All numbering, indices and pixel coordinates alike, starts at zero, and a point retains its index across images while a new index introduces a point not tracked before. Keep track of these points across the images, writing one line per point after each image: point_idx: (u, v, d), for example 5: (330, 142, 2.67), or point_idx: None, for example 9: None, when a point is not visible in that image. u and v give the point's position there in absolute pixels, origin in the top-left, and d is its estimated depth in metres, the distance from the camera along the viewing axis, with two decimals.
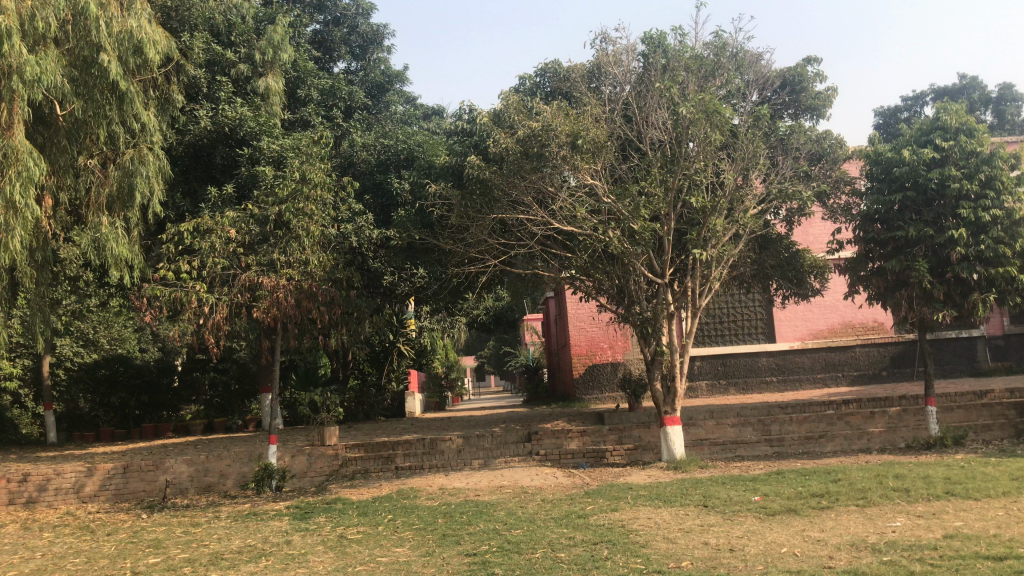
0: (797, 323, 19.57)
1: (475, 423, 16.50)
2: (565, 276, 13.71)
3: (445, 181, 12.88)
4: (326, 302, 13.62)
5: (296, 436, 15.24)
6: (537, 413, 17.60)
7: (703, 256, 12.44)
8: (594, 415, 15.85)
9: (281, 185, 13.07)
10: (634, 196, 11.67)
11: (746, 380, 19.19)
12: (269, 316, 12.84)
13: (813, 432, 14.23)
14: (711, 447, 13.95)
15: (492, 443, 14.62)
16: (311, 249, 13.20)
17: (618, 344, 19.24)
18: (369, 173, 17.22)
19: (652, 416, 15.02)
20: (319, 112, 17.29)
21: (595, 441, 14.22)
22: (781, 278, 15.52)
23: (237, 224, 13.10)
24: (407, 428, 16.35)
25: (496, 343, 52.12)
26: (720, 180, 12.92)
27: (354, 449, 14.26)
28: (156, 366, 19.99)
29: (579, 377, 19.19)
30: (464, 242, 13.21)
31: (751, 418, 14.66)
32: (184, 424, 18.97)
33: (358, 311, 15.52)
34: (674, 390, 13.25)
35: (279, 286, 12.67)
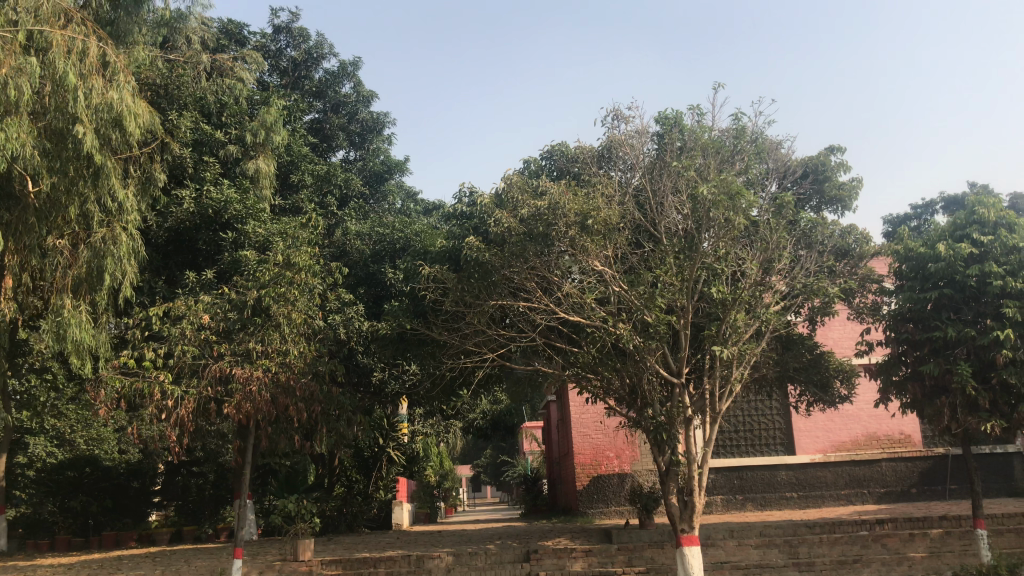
0: (817, 435, 18.13)
1: (468, 537, 14.93)
2: (571, 375, 12.53)
3: (441, 265, 11.84)
4: (307, 398, 12.32)
5: (268, 549, 13.64)
6: (536, 528, 16.01)
7: (725, 355, 11.26)
8: (600, 532, 14.30)
9: (263, 269, 12.02)
10: (652, 285, 10.62)
11: (764, 496, 17.69)
12: (241, 412, 11.49)
13: (847, 556, 12.68)
14: (733, 570, 12.39)
15: (486, 561, 13.02)
16: (292, 339, 12.01)
17: (626, 453, 17.75)
18: (363, 264, 16.25)
19: (665, 534, 13.46)
20: (313, 199, 16.44)
21: (602, 561, 12.81)
22: (805, 383, 14.35)
23: (212, 309, 11.94)
24: (392, 543, 14.75)
25: (493, 452, 50.22)
26: (741, 271, 11.87)
27: (331, 565, 12.66)
28: (125, 467, 18.50)
29: (582, 488, 17.67)
30: (459, 333, 12.05)
31: (777, 538, 13.14)
32: (150, 533, 17.23)
33: (344, 410, 14.21)
34: (692, 505, 11.81)
35: (252, 377, 11.30)
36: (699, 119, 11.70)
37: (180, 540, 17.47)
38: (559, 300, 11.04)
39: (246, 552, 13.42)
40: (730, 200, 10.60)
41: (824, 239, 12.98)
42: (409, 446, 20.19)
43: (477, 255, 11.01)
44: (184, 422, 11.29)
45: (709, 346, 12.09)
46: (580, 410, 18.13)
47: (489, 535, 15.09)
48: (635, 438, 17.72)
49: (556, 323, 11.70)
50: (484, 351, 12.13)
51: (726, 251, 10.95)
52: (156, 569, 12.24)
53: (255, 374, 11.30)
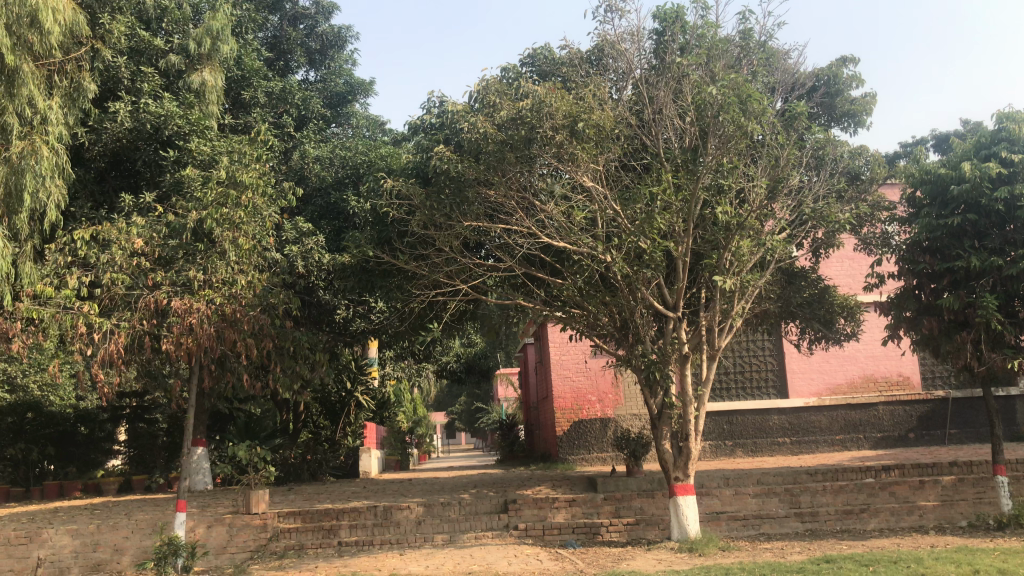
0: (813, 377, 17.21)
1: (440, 487, 13.78)
2: (552, 311, 11.24)
3: (406, 178, 10.47)
4: (256, 335, 10.95)
5: (221, 501, 12.40)
6: (513, 476, 14.90)
7: (728, 285, 10.05)
8: (584, 480, 13.16)
9: (204, 189, 10.57)
10: (648, 201, 9.40)
11: (755, 441, 16.72)
12: (180, 350, 10.12)
13: (852, 506, 11.67)
14: (730, 522, 11.35)
15: (459, 513, 11.88)
16: (239, 266, 10.65)
17: (609, 397, 16.71)
18: (323, 191, 14.82)
19: (655, 483, 12.37)
20: (266, 119, 14.84)
21: (587, 513, 11.60)
22: (807, 319, 13.21)
23: (146, 233, 10.46)
24: (358, 493, 13.57)
25: (467, 399, 49.32)
26: (745, 192, 10.62)
27: (289, 519, 11.51)
28: (69, 414, 17.06)
29: (563, 434, 16.57)
30: (428, 261, 10.72)
31: (776, 486, 12.11)
32: (96, 483, 15.90)
33: (303, 349, 12.89)
34: (687, 451, 10.74)
35: (192, 309, 9.92)
36: (702, 16, 10.28)
37: (130, 491, 16.15)
38: (543, 220, 9.76)
39: (195, 505, 12.15)
40: (740, 107, 9.40)
41: (836, 159, 11.68)
42: (376, 391, 18.93)
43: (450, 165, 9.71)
44: (112, 360, 9.86)
45: (709, 276, 10.89)
46: (561, 351, 16.98)
47: (463, 483, 13.99)
48: (619, 381, 16.61)
49: (537, 249, 10.43)
50: (457, 281, 10.85)
51: (734, 163, 9.69)
52: (91, 524, 10.93)
53: (196, 306, 9.90)
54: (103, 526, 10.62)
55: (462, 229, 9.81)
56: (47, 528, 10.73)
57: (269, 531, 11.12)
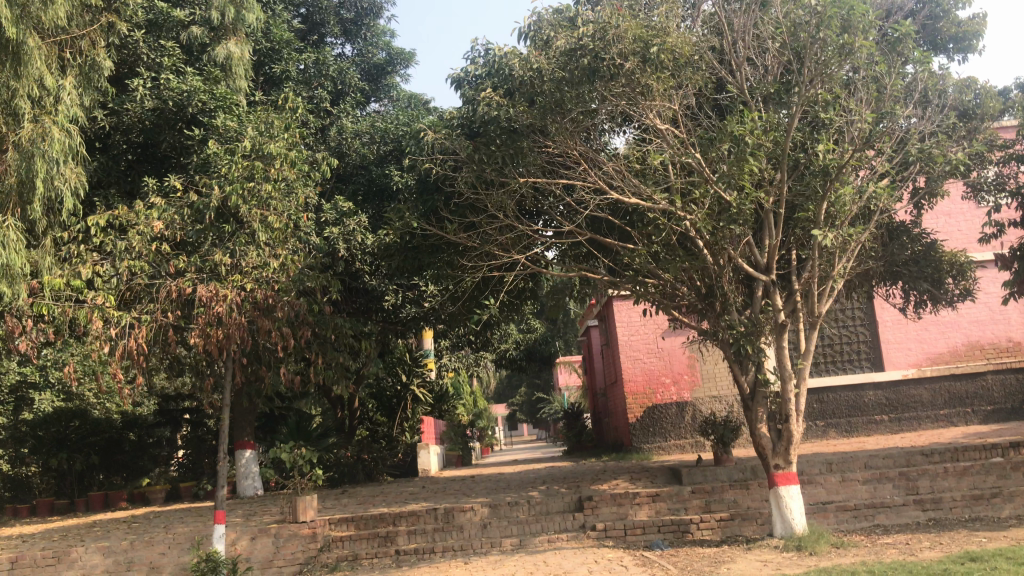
0: (910, 347, 15.49)
1: (505, 484, 12.53)
2: (623, 281, 9.96)
3: (451, 133, 9.29)
4: (293, 323, 9.85)
5: (268, 508, 11.34)
6: (585, 468, 13.59)
7: (831, 239, 8.58)
8: (666, 471, 11.78)
9: (228, 163, 9.49)
10: (731, 146, 8.18)
11: (849, 421, 15.16)
12: (209, 345, 9.02)
13: (981, 491, 10.11)
14: (840, 513, 9.85)
15: (528, 513, 10.61)
16: (271, 248, 9.56)
17: (685, 379, 15.28)
18: (365, 169, 13.68)
19: (749, 471, 10.89)
20: (300, 94, 13.73)
21: (673, 508, 10.39)
22: (913, 279, 11.62)
23: (167, 214, 9.41)
24: (417, 494, 12.42)
25: (528, 389, 48.17)
26: (844, 130, 9.11)
27: (342, 526, 10.41)
28: (116, 420, 16.26)
29: (635, 421, 15.24)
30: (481, 229, 9.58)
31: (889, 470, 10.61)
32: (143, 492, 15.06)
33: (349, 339, 11.76)
34: (787, 435, 9.34)
35: (219, 296, 8.83)
36: None
37: (179, 499, 15.28)
38: (611, 172, 8.52)
39: (240, 513, 11.12)
40: (840, 22, 7.92)
41: (946, 91, 10.07)
42: (432, 383, 17.74)
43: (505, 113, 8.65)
44: (134, 357, 8.84)
45: (803, 231, 9.43)
46: (629, 330, 15.60)
47: (532, 479, 12.75)
48: (696, 363, 15.27)
49: (603, 209, 9.16)
50: (512, 250, 9.64)
51: (834, 90, 8.23)
52: (126, 539, 9.97)
53: (223, 293, 8.81)
54: (138, 542, 9.65)
55: (519, 185, 8.65)
56: (78, 546, 9.78)
57: (318, 540, 10.02)
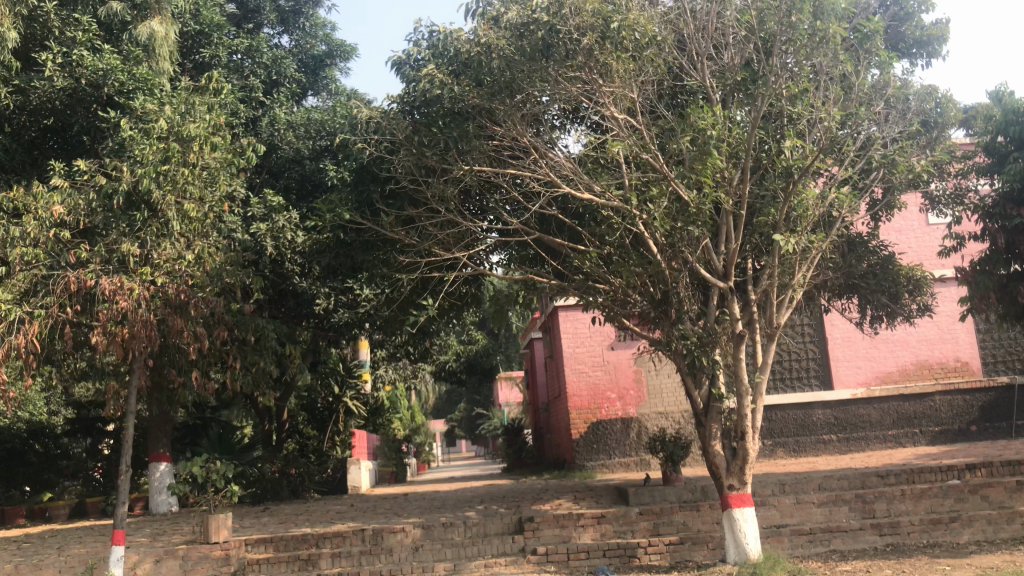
0: (860, 365, 15.15)
1: (439, 503, 11.70)
2: (571, 286, 9.32)
3: (389, 115, 8.63)
4: (209, 323, 8.95)
5: (178, 527, 10.33)
6: (526, 487, 12.85)
7: (793, 245, 8.05)
8: (611, 490, 11.11)
9: (143, 144, 8.60)
10: (691, 141, 7.67)
11: (797, 440, 14.75)
12: (110, 344, 8.05)
13: (939, 514, 9.65)
14: (795, 537, 9.29)
15: (464, 535, 9.82)
16: (188, 238, 8.69)
17: (630, 394, 14.68)
18: (299, 163, 12.82)
19: (699, 492, 10.30)
20: (230, 81, 12.80)
21: (619, 531, 9.71)
22: (870, 294, 11.21)
23: (70, 199, 8.44)
24: (344, 513, 11.51)
25: (468, 405, 47.30)
26: (809, 132, 8.63)
27: (259, 547, 9.47)
28: (20, 429, 15.02)
29: (579, 437, 14.61)
30: (421, 224, 8.87)
31: (844, 492, 10.12)
32: (45, 508, 13.81)
33: (274, 345, 10.85)
34: (743, 453, 8.74)
35: (123, 288, 7.88)
36: None
37: (85, 516, 14.05)
38: (564, 164, 7.92)
39: (145, 534, 10.09)
40: (810, 8, 7.63)
41: (911, 97, 9.71)
42: (366, 395, 16.83)
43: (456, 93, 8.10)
44: (23, 356, 7.82)
45: (763, 237, 8.90)
46: (575, 343, 14.96)
47: (469, 497, 11.96)
48: (641, 375, 14.68)
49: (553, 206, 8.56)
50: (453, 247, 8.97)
51: (803, 84, 7.72)
52: (13, 561, 8.92)
53: (127, 284, 7.85)
54: (25, 565, 8.61)
55: (464, 173, 8.01)
56: None
57: (231, 563, 9.07)
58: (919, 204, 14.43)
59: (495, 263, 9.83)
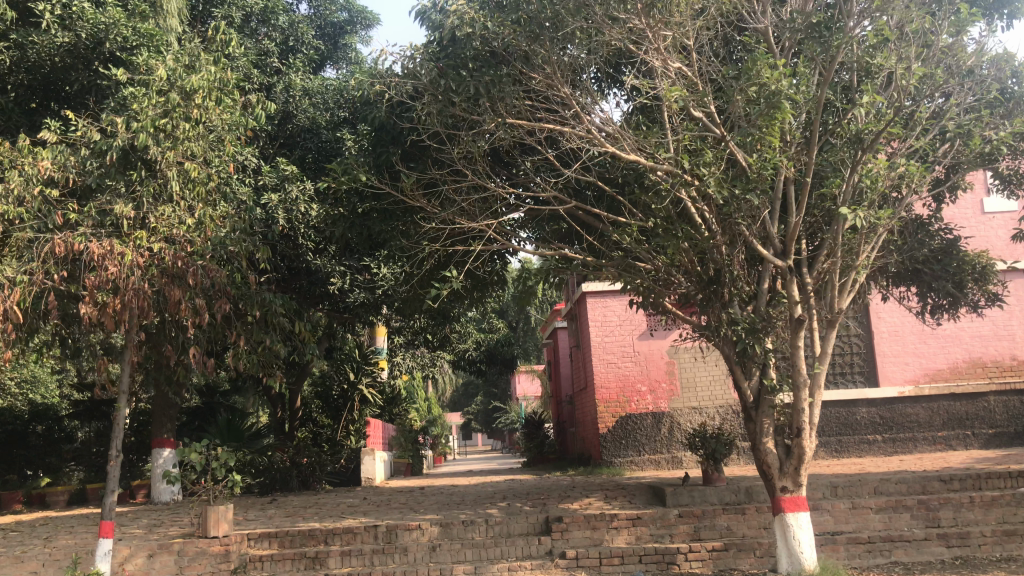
0: (907, 362, 14.16)
1: (458, 498, 10.87)
2: (608, 263, 8.47)
3: (414, 65, 7.78)
4: (212, 297, 8.14)
5: (176, 518, 9.55)
6: (550, 483, 12.00)
7: (863, 220, 7.15)
8: (645, 489, 10.21)
9: (142, 95, 7.80)
10: (753, 96, 6.84)
11: (839, 439, 13.82)
12: (100, 316, 7.25)
13: (1011, 525, 8.72)
14: (852, 547, 8.39)
15: (485, 534, 8.98)
16: (189, 200, 7.90)
17: (662, 387, 13.80)
18: (315, 132, 12.02)
19: (742, 493, 9.39)
20: (243, 43, 11.95)
21: (656, 535, 8.83)
22: (932, 282, 10.25)
23: (60, 154, 7.64)
24: (356, 506, 10.71)
25: (485, 397, 46.49)
26: (880, 95, 7.71)
27: (263, 543, 8.68)
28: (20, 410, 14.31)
29: (607, 432, 13.75)
30: (447, 186, 8.07)
31: (903, 497, 9.22)
32: (43, 494, 13.11)
33: (284, 324, 10.05)
34: (798, 453, 7.84)
35: (115, 253, 7.09)
36: None
37: (84, 503, 13.33)
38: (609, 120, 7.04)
39: (141, 524, 9.32)
40: None
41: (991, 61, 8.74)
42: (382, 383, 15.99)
43: (489, 33, 7.33)
44: (2, 326, 7.04)
45: (825, 213, 8.00)
46: (603, 331, 14.09)
47: (490, 493, 11.14)
48: (674, 367, 13.80)
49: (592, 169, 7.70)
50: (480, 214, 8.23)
51: (884, 32, 6.78)
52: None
53: (120, 248, 7.07)
54: (6, 557, 7.85)
55: (495, 126, 7.32)
56: None
57: (231, 560, 8.26)
58: (985, 185, 13.67)
59: (525, 238, 8.99)
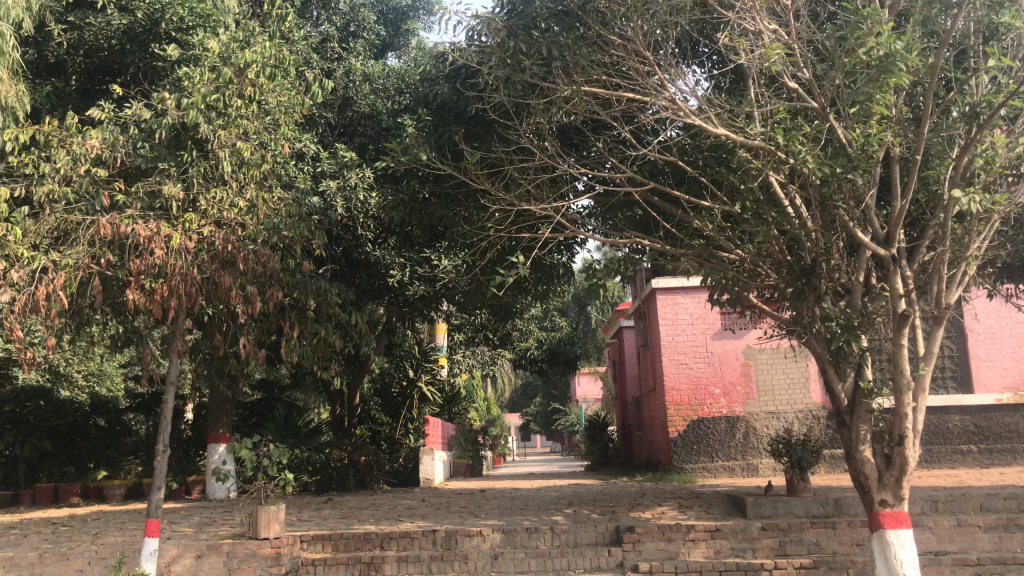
0: (1005, 367, 13.09)
1: (520, 503, 10.26)
2: (687, 253, 7.82)
3: (480, 35, 7.23)
4: (264, 284, 7.69)
5: (229, 517, 9.16)
6: (618, 488, 11.33)
7: (982, 203, 6.35)
8: (722, 498, 9.48)
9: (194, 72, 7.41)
10: (860, 60, 6.08)
11: (929, 449, 12.84)
12: (146, 302, 6.87)
13: None
14: (960, 569, 7.53)
15: (551, 543, 8.36)
16: (241, 181, 7.49)
17: (737, 390, 13.05)
18: (376, 119, 11.56)
19: (831, 506, 8.58)
20: (303, 27, 11.57)
21: (737, 549, 8.10)
22: None
23: (110, 133, 7.28)
24: (413, 509, 10.19)
25: (545, 399, 45.89)
26: (1000, 63, 6.86)
27: (316, 546, 8.22)
28: (81, 403, 14.21)
29: (677, 436, 13.08)
30: (514, 165, 7.53)
31: (1015, 515, 8.31)
32: (101, 487, 12.94)
33: (341, 316, 9.59)
34: (901, 462, 6.99)
35: (159, 235, 6.69)
36: None
37: (141, 497, 13.12)
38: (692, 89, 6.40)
39: (193, 522, 8.95)
40: None
41: None
42: (442, 381, 15.50)
43: None
44: (46, 312, 6.69)
45: (934, 198, 7.19)
46: (674, 330, 13.38)
47: (554, 498, 10.52)
48: (750, 369, 13.03)
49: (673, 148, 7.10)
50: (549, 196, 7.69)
51: None
52: (42, 548, 7.86)
53: (165, 230, 6.67)
54: (52, 554, 7.53)
55: (569, 93, 6.80)
56: None
57: (283, 563, 7.80)
58: None
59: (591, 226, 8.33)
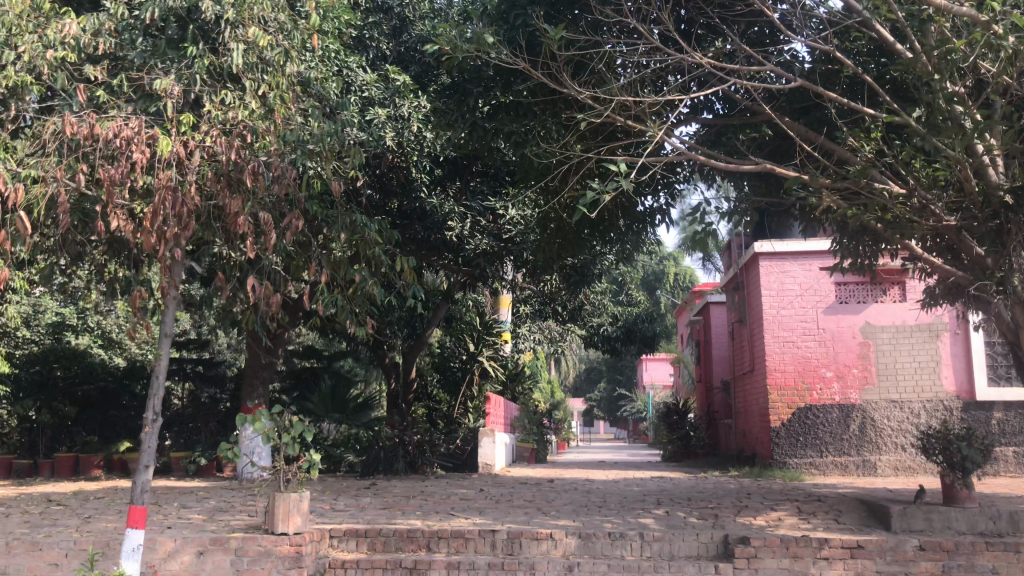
0: None
1: (596, 500, 8.49)
2: (834, 184, 5.92)
3: None
4: (285, 217, 6.06)
5: (249, 504, 7.62)
6: (716, 486, 9.47)
7: None
8: (853, 504, 7.54)
9: None
10: None
11: None
12: (128, 226, 5.29)
13: None
14: None
15: (641, 555, 6.58)
16: (256, 83, 5.89)
17: (852, 374, 11.05)
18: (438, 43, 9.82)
19: (1005, 521, 6.63)
20: None
21: (885, 572, 6.22)
22: None
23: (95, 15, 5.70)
24: (469, 501, 8.53)
25: (610, 384, 44.07)
26: None
27: (349, 543, 6.66)
28: (113, 367, 12.90)
29: (780, 425, 11.24)
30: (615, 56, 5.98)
31: None
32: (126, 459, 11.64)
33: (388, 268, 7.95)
34: None
35: (143, 135, 5.11)
36: None
37: (170, 474, 11.75)
38: None
39: (208, 508, 7.44)
40: None
41: None
42: (506, 357, 13.81)
43: None
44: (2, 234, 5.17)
45: None
46: (778, 302, 11.44)
47: (638, 495, 8.73)
48: (869, 350, 11.00)
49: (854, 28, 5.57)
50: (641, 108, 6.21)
51: None
52: (12, 535, 6.36)
53: (152, 128, 5.10)
54: (20, 542, 6.04)
55: None
56: None
57: (305, 565, 6.22)
58: None
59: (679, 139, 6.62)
